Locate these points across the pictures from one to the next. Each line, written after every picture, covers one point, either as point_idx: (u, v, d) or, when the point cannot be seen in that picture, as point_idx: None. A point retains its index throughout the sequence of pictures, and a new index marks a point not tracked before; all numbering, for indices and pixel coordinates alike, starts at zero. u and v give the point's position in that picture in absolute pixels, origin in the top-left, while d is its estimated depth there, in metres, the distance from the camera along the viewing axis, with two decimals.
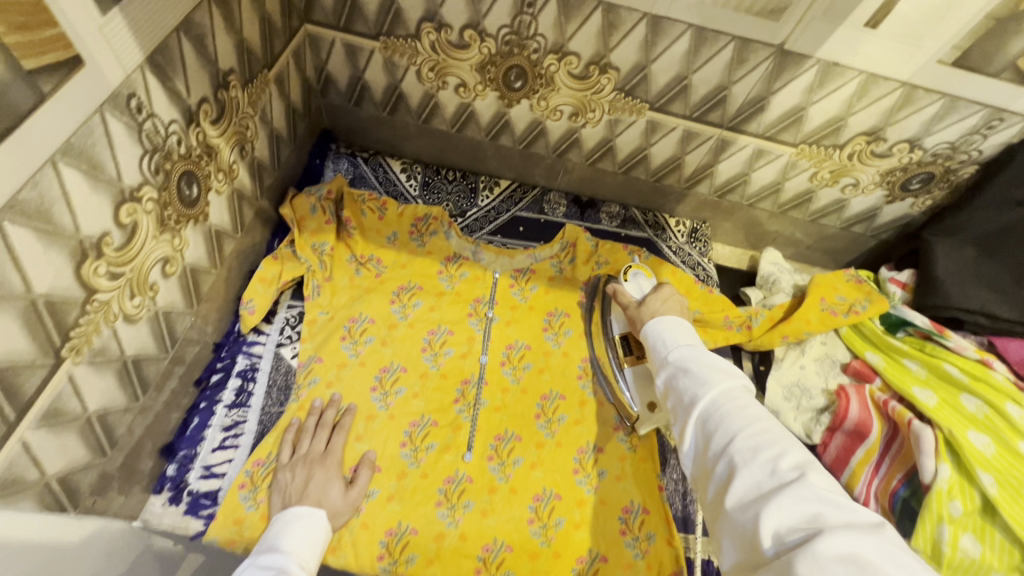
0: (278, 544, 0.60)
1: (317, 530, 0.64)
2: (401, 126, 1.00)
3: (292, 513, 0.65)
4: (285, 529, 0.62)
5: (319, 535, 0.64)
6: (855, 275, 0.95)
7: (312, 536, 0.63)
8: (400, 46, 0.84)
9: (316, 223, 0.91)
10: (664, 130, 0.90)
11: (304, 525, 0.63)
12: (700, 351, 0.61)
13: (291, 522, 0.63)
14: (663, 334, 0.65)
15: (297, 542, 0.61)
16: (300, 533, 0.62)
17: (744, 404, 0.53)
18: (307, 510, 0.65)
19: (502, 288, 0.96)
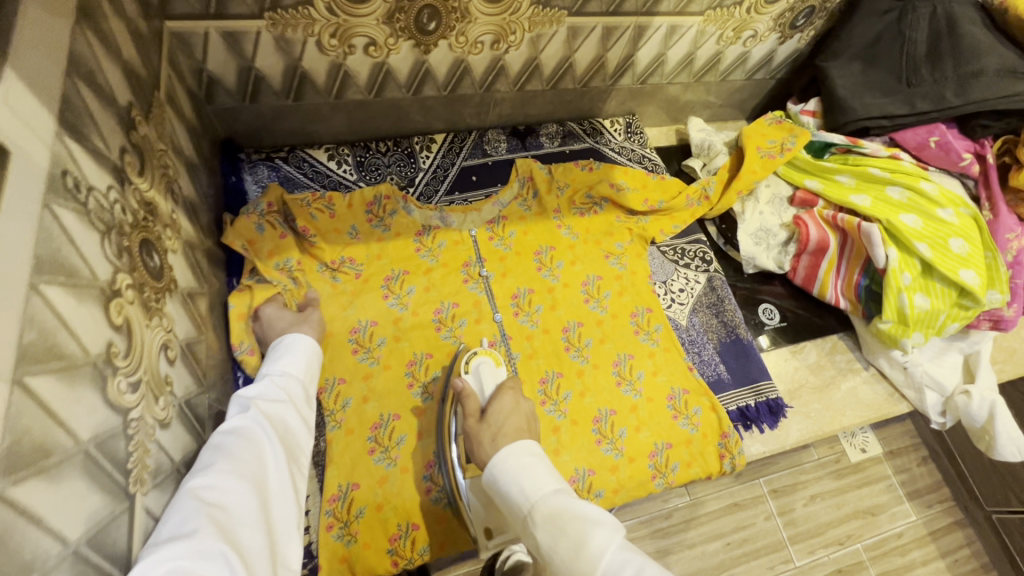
0: (266, 370, 0.65)
1: (308, 354, 0.69)
2: (311, 110, 0.88)
3: (277, 342, 0.70)
4: (272, 358, 0.67)
5: (304, 352, 0.69)
6: (775, 118, 1.06)
7: (299, 353, 0.68)
8: (290, 18, 0.72)
9: (270, 242, 0.80)
10: (585, 33, 0.89)
11: (288, 351, 0.68)
12: (569, 494, 0.59)
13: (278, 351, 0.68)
14: (518, 473, 0.61)
15: (281, 363, 0.66)
16: (287, 356, 0.67)
17: (633, 566, 0.51)
18: (290, 339, 0.69)
19: (483, 243, 0.95)
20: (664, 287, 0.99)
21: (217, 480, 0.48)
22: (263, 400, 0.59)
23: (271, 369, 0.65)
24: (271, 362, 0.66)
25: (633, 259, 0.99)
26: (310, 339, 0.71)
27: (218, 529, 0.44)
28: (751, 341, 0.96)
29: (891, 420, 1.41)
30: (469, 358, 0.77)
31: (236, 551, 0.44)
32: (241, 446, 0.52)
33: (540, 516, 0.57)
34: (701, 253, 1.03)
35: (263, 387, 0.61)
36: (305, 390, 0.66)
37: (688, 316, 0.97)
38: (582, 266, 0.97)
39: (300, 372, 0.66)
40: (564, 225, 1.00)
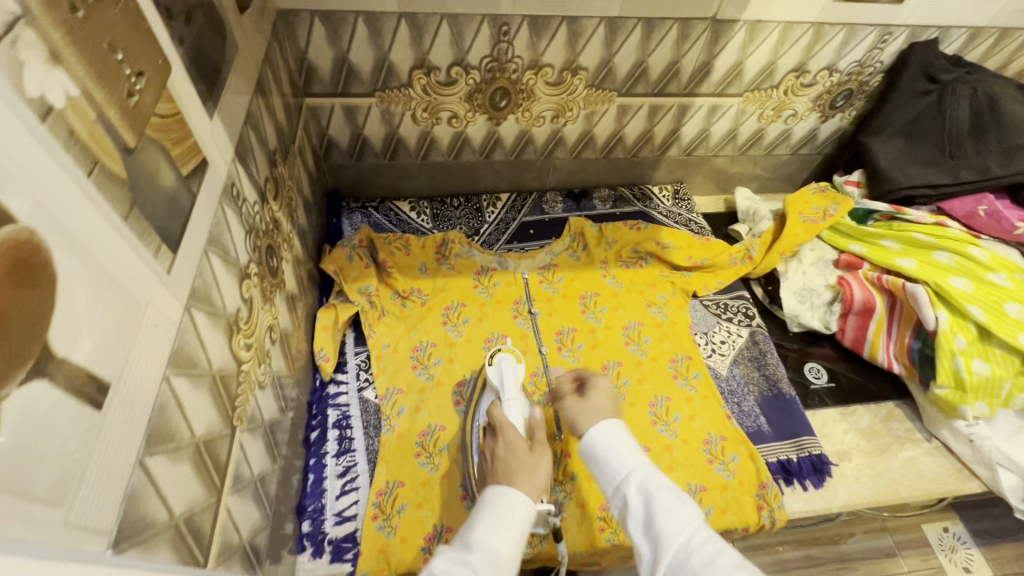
0: (479, 539, 0.57)
1: (519, 516, 0.61)
2: (402, 168, 1.08)
3: (495, 496, 0.63)
4: (483, 519, 0.60)
5: (521, 520, 0.61)
6: (817, 188, 1.12)
7: (512, 525, 0.60)
8: (394, 95, 0.93)
9: (356, 270, 0.97)
10: (633, 110, 1.04)
11: (507, 512, 0.61)
12: (646, 468, 0.64)
13: (489, 507, 0.62)
14: (603, 445, 0.67)
15: (489, 534, 0.58)
16: (498, 524, 0.59)
17: (712, 545, 0.54)
18: (510, 498, 0.62)
19: (534, 286, 1.06)
20: (705, 338, 1.03)
21: None
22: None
23: (479, 537, 0.58)
24: (483, 527, 0.59)
25: (674, 310, 1.06)
26: (523, 501, 0.63)
27: None
28: (795, 396, 0.96)
29: (996, 529, 1.23)
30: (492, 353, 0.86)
31: None
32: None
33: (682, 556, 0.54)
34: (744, 308, 1.07)
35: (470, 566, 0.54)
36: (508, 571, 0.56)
37: (729, 367, 0.99)
38: (624, 312, 1.04)
39: (512, 548, 0.58)
40: (610, 275, 1.09)
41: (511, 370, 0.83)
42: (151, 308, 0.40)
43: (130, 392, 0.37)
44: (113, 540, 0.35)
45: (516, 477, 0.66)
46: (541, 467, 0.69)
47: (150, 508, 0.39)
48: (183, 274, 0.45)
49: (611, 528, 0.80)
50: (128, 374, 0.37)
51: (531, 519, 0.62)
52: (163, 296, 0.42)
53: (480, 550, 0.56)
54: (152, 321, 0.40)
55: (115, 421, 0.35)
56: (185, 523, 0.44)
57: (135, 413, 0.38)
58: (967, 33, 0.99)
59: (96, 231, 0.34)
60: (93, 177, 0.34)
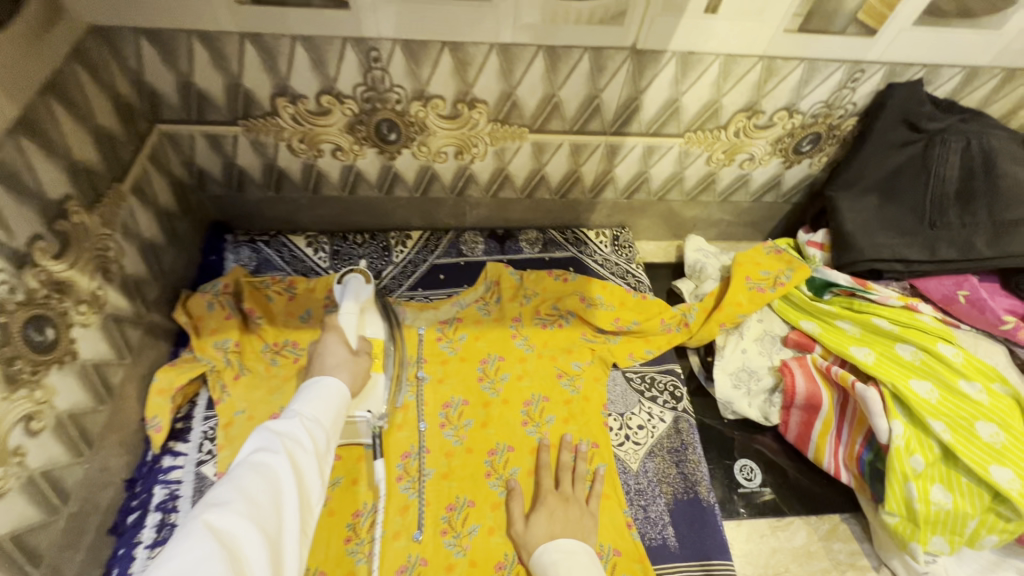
0: (294, 410, 0.64)
1: (334, 397, 0.68)
2: (292, 201, 0.96)
3: (311, 381, 0.70)
4: (299, 397, 0.66)
5: (336, 402, 0.68)
6: (774, 247, 0.95)
7: (329, 400, 0.67)
8: (261, 125, 0.81)
9: (215, 321, 0.85)
10: (552, 148, 0.89)
11: (321, 392, 0.67)
12: None
13: (306, 390, 0.68)
14: (551, 565, 0.69)
15: (309, 405, 0.65)
16: (314, 397, 0.66)
17: None
18: (324, 381, 0.69)
19: (430, 345, 0.93)
20: (620, 420, 0.88)
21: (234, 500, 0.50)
22: (288, 438, 0.58)
23: (299, 409, 0.64)
24: (300, 402, 0.65)
25: (589, 382, 0.91)
26: (342, 386, 0.71)
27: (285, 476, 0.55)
28: (715, 503, 0.81)
29: None
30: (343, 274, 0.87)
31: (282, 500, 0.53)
32: (283, 476, 0.54)
33: None
34: (672, 386, 0.92)
35: (289, 426, 0.60)
36: (327, 440, 0.63)
37: (642, 459, 0.85)
38: (529, 382, 0.90)
39: (326, 415, 0.65)
40: (521, 336, 0.95)
41: (354, 289, 0.85)
42: None
43: None
44: None
45: (330, 369, 0.74)
46: (358, 368, 0.77)
47: None
48: None
49: None
50: None
51: (345, 404, 0.70)
52: None
53: (296, 419, 0.61)
54: None
55: None
56: None
57: None
58: (960, 74, 0.81)
59: None
60: None
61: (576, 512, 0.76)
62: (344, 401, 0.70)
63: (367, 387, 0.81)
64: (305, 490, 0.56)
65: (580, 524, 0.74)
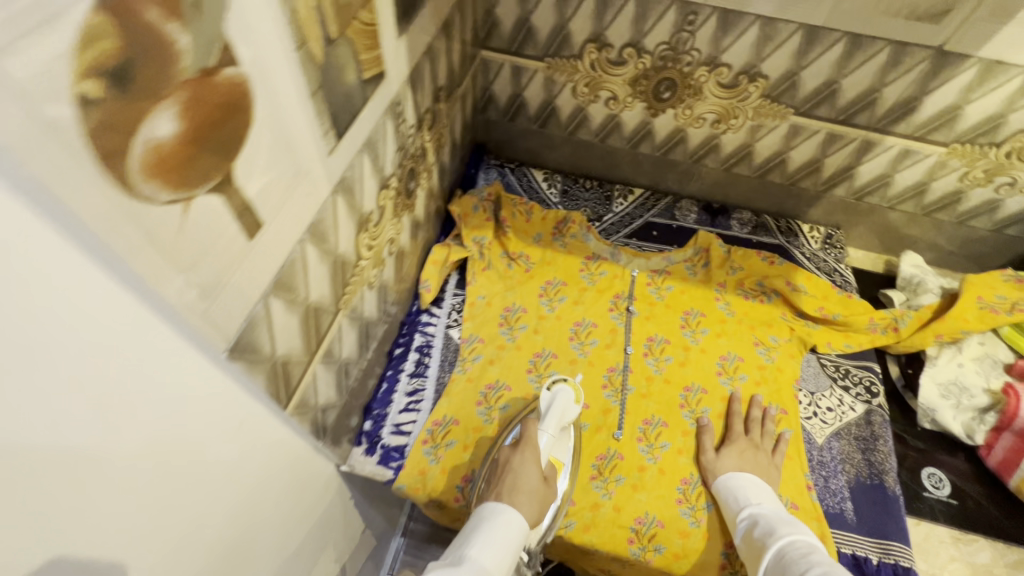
0: (464, 552, 0.57)
1: (511, 535, 0.60)
2: (548, 138, 1.11)
3: (488, 509, 0.62)
4: (476, 534, 0.59)
5: (511, 541, 0.60)
6: (1014, 275, 0.92)
7: (505, 547, 0.59)
8: (562, 65, 0.96)
9: (477, 220, 1.02)
10: (807, 133, 0.95)
11: (500, 535, 0.59)
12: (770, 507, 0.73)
13: (484, 526, 0.60)
14: (736, 487, 0.77)
15: (481, 551, 0.57)
16: (493, 542, 0.58)
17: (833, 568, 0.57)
18: (502, 515, 0.61)
19: (640, 286, 1.03)
20: (810, 398, 0.93)
21: None
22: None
23: (469, 551, 0.57)
24: (478, 546, 0.57)
25: (783, 357, 0.96)
26: (520, 521, 0.62)
27: None
28: (899, 496, 0.83)
29: None
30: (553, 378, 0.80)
31: None
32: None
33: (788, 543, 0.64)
34: (868, 381, 0.94)
35: None
36: None
37: (828, 437, 0.89)
38: (726, 342, 0.98)
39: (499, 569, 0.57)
40: (723, 300, 1.03)
41: (561, 408, 0.77)
42: (308, 178, 0.47)
43: (273, 239, 0.44)
44: (229, 347, 0.42)
45: (520, 496, 0.65)
46: (546, 498, 0.69)
47: (260, 338, 0.46)
48: (339, 160, 0.52)
49: (641, 543, 0.77)
50: (277, 222, 0.44)
51: (523, 542, 0.61)
52: (319, 173, 0.49)
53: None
54: (305, 188, 0.47)
55: (257, 257, 0.43)
56: (280, 366, 0.52)
57: (271, 257, 0.45)
58: None
59: (288, 99, 0.41)
60: (298, 52, 0.41)
61: (763, 459, 0.83)
62: (518, 535, 0.61)
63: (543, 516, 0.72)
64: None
65: (767, 471, 0.82)
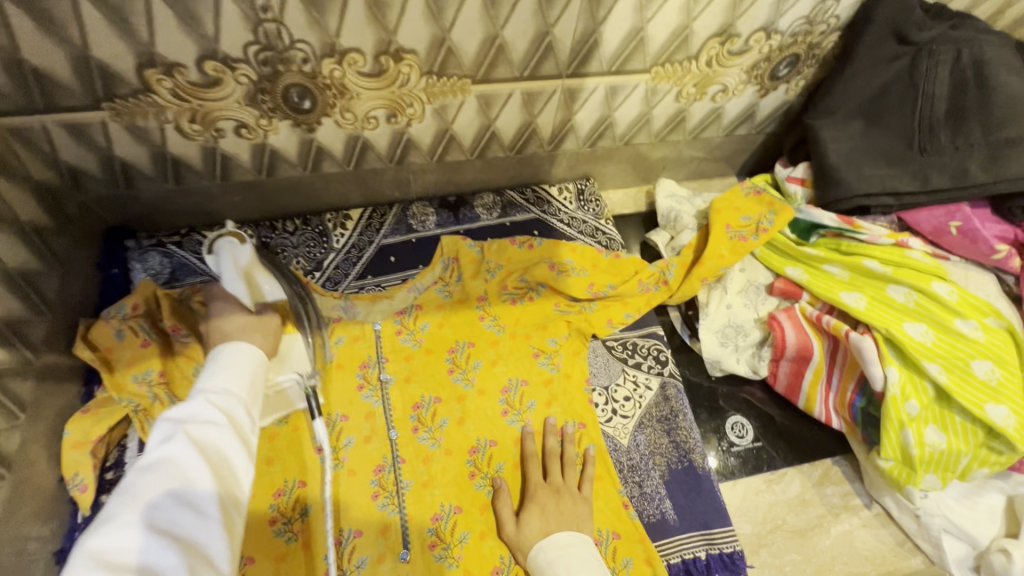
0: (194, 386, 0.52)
1: (249, 364, 0.57)
2: (199, 192, 0.80)
3: (212, 354, 0.58)
4: (203, 371, 0.55)
5: (252, 365, 0.57)
6: (752, 186, 0.88)
7: (241, 365, 0.56)
8: (135, 107, 0.64)
9: (130, 351, 0.72)
10: (500, 100, 0.75)
11: (230, 359, 0.56)
12: None
13: (211, 362, 0.56)
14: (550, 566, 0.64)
15: (213, 377, 0.53)
16: (221, 367, 0.54)
17: None
18: (230, 349, 0.57)
19: (389, 340, 0.83)
20: (605, 394, 0.83)
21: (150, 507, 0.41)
22: (188, 425, 0.47)
23: (200, 385, 0.52)
24: (206, 376, 0.53)
25: (568, 358, 0.84)
26: (255, 348, 0.60)
27: (201, 493, 0.43)
28: (710, 470, 0.78)
29: None
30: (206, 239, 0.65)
31: (215, 484, 0.45)
32: (195, 461, 0.44)
33: None
34: (656, 350, 0.86)
35: (191, 406, 0.49)
36: (250, 411, 0.53)
37: (632, 433, 0.80)
38: (505, 367, 0.83)
39: (239, 382, 0.54)
40: (489, 316, 0.86)
41: (230, 255, 0.63)
42: None
43: None
44: None
45: (236, 339, 0.62)
46: (272, 331, 0.65)
47: None
48: None
49: None
50: None
51: (265, 365, 0.59)
52: None
53: (199, 399, 0.50)
54: None
55: None
56: None
57: None
58: None
59: None
60: None
61: (569, 502, 0.71)
62: (264, 363, 0.59)
63: (284, 349, 0.69)
64: (228, 465, 0.47)
65: (575, 517, 0.70)
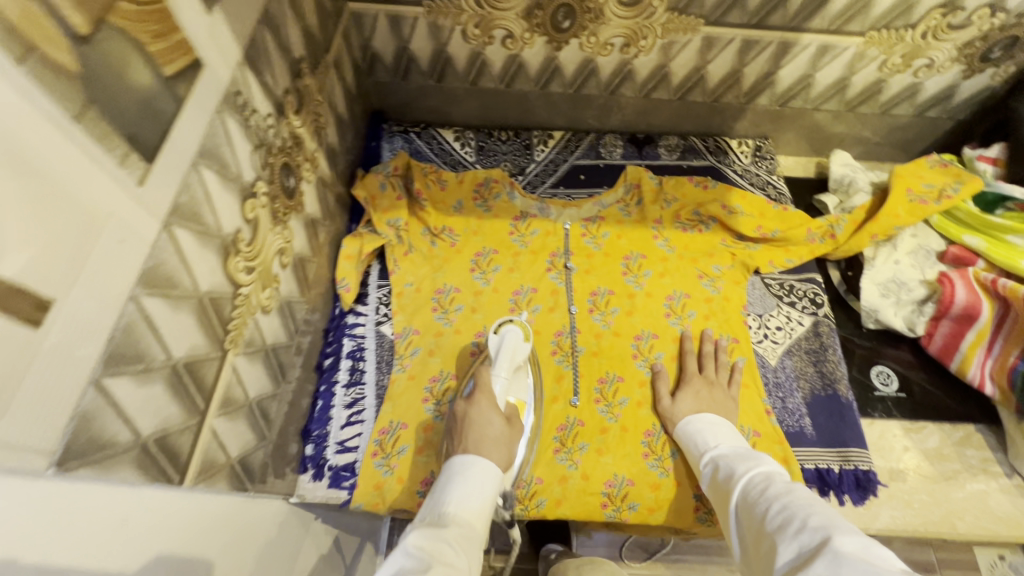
0: (444, 509, 0.59)
1: (486, 485, 0.63)
2: (449, 92, 1.00)
3: (460, 461, 0.65)
4: (453, 489, 0.62)
5: (488, 490, 0.63)
6: (939, 160, 0.92)
7: (481, 492, 0.62)
8: (444, 7, 0.83)
9: (387, 201, 0.93)
10: (721, 44, 0.87)
11: (474, 482, 0.63)
12: (728, 445, 0.71)
13: (458, 477, 0.63)
14: (695, 430, 0.75)
15: (459, 504, 0.60)
16: (468, 494, 0.61)
17: (790, 498, 0.54)
18: (475, 465, 0.64)
19: (575, 238, 0.97)
20: (758, 321, 0.92)
21: None
22: (437, 554, 0.51)
23: (446, 507, 0.59)
24: (456, 500, 0.60)
25: (729, 285, 0.94)
26: (494, 468, 0.65)
27: None
28: (852, 401, 0.85)
29: None
30: (499, 322, 0.80)
31: None
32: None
33: (745, 482, 0.62)
34: (812, 293, 0.93)
35: (443, 532, 0.55)
36: (479, 533, 0.59)
37: (780, 357, 0.89)
38: (671, 280, 0.94)
39: (478, 518, 0.60)
40: (662, 237, 0.98)
41: (513, 348, 0.77)
42: (113, 222, 0.37)
43: (77, 310, 0.34)
44: (56, 460, 0.34)
45: (486, 445, 0.68)
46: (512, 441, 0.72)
47: (109, 428, 0.38)
48: (160, 187, 0.42)
49: (614, 505, 0.76)
50: (77, 294, 0.34)
51: (497, 487, 0.65)
52: (132, 210, 0.39)
53: (449, 531, 0.55)
54: (113, 236, 0.37)
55: (57, 341, 0.33)
56: (156, 443, 0.44)
57: (84, 336, 0.35)
58: None
59: (33, 131, 0.30)
60: (26, 64, 0.30)
61: (720, 395, 0.81)
62: (497, 483, 0.65)
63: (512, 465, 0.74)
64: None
65: (724, 405, 0.80)
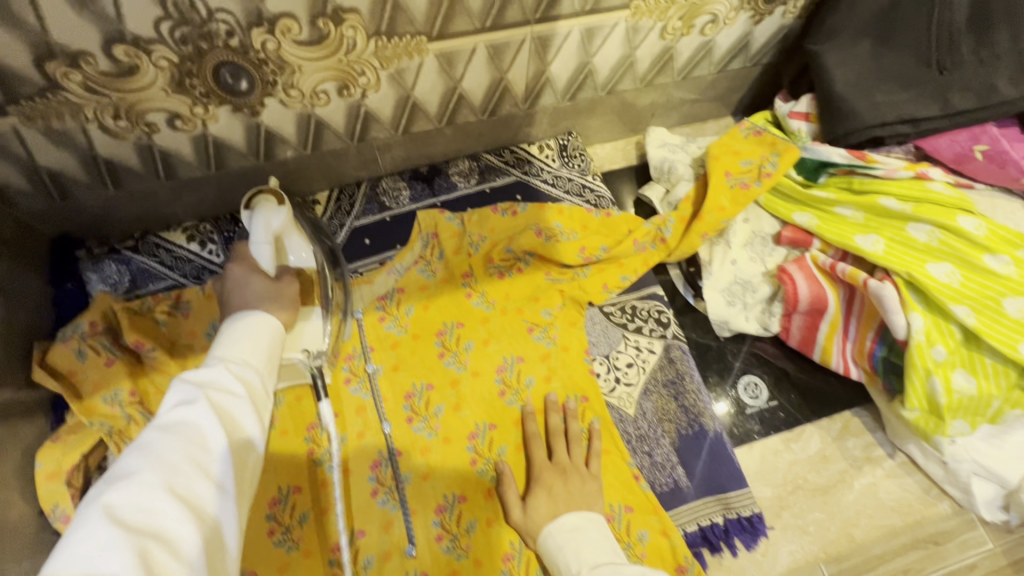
0: (210, 353, 0.49)
1: (263, 334, 0.53)
2: (144, 194, 0.73)
3: (232, 318, 0.54)
4: (222, 338, 0.51)
5: (268, 338, 0.53)
6: (751, 127, 0.81)
7: (259, 337, 0.52)
8: (45, 108, 0.56)
9: (94, 372, 0.67)
10: (464, 57, 0.67)
11: (249, 330, 0.52)
12: (600, 566, 0.57)
13: (229, 328, 0.53)
14: (560, 550, 0.60)
15: (230, 346, 0.50)
16: (241, 337, 0.51)
17: None
18: (251, 319, 0.53)
19: (372, 329, 0.77)
20: (607, 363, 0.78)
21: (145, 497, 0.37)
22: (210, 392, 0.44)
23: (214, 352, 0.49)
24: (225, 344, 0.50)
25: (565, 329, 0.78)
26: (274, 320, 0.55)
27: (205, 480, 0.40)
28: (722, 430, 0.75)
29: None
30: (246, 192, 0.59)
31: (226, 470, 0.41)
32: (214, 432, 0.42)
33: None
34: (657, 312, 0.81)
35: (210, 373, 0.46)
36: (267, 380, 0.50)
37: (638, 400, 0.76)
38: (498, 346, 0.77)
39: (259, 357, 0.51)
40: (477, 294, 0.80)
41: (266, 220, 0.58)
42: None
43: None
44: None
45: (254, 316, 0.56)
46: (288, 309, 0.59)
47: None
48: None
49: None
50: None
51: (283, 339, 0.55)
52: None
53: (218, 367, 0.47)
54: None
55: None
56: None
57: None
58: None
59: None
60: None
61: (577, 482, 0.67)
62: (282, 335, 0.55)
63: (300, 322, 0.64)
64: (245, 440, 0.44)
65: (582, 496, 0.65)
